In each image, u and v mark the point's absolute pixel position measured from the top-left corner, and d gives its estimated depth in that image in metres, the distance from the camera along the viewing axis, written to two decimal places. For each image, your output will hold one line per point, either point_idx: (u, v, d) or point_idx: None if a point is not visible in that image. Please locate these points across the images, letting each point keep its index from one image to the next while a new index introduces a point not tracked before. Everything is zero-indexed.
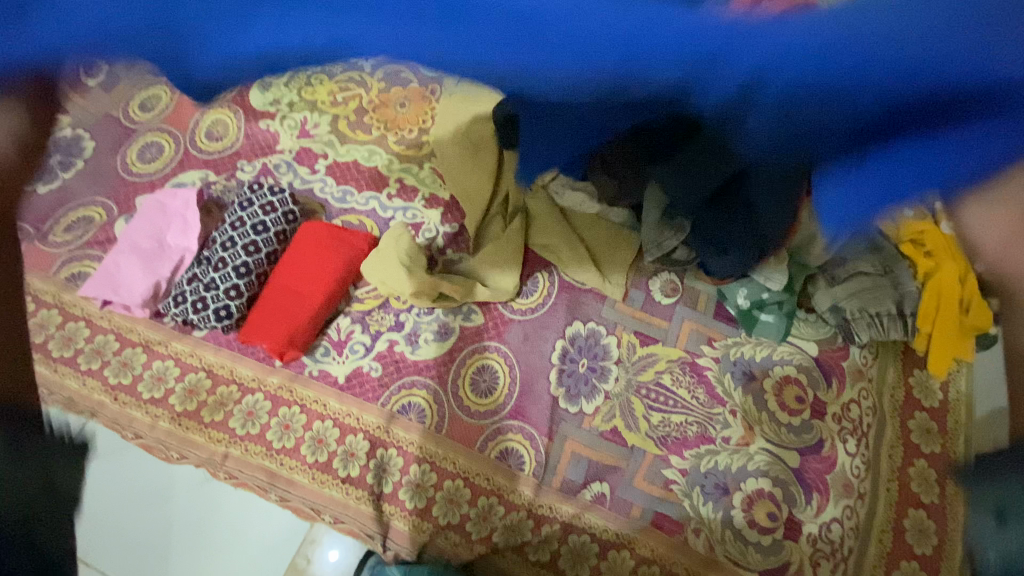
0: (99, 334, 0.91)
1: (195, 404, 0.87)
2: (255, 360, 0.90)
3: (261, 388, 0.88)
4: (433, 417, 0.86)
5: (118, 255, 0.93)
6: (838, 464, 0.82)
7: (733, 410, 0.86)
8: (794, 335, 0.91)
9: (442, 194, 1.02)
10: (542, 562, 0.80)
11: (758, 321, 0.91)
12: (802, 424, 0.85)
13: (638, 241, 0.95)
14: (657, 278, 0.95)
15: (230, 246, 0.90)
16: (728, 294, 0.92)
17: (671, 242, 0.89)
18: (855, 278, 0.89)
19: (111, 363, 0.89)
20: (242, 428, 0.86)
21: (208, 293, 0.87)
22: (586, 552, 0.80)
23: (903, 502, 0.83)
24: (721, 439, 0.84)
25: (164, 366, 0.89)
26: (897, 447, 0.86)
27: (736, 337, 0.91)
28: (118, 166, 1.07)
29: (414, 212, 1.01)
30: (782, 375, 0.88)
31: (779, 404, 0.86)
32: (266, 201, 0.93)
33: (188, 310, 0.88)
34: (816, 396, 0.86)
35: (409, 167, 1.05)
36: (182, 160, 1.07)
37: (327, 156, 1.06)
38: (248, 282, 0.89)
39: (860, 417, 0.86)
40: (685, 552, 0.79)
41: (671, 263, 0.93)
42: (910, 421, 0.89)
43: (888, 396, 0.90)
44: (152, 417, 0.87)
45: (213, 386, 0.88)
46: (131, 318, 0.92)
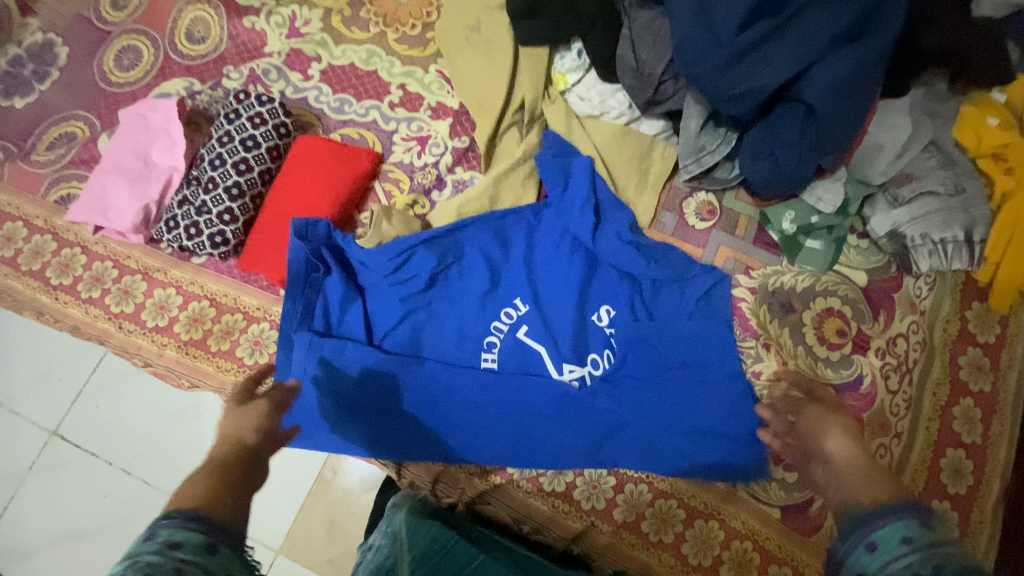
0: (96, 260, 0.87)
1: (200, 332, 0.81)
2: (259, 289, 0.83)
3: (267, 317, 0.81)
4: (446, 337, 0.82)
5: (104, 177, 0.86)
6: (876, 401, 0.77)
7: (766, 344, 0.80)
8: (841, 263, 0.83)
9: (451, 102, 0.92)
10: (573, 513, 0.75)
11: (802, 248, 0.83)
12: (841, 359, 0.79)
13: (673, 156, 0.86)
14: (694, 199, 0.87)
15: (219, 164, 0.82)
16: (771, 217, 0.84)
17: (712, 157, 0.81)
18: (920, 199, 0.80)
19: (111, 291, 0.85)
20: (250, 358, 0.80)
21: (200, 217, 0.80)
22: (641, 503, 0.75)
23: (942, 442, 0.77)
24: (751, 373, 0.79)
25: (166, 295, 0.84)
26: (942, 385, 0.79)
27: (777, 267, 0.84)
28: (97, 76, 0.98)
29: (418, 123, 0.91)
30: (824, 307, 0.81)
31: (817, 337, 0.80)
32: (254, 112, 0.84)
33: (181, 236, 0.81)
34: (860, 330, 0.80)
35: (412, 70, 0.93)
36: (163, 67, 0.97)
37: (321, 60, 0.95)
38: (242, 205, 0.81)
39: (906, 352, 0.79)
40: (716, 492, 0.74)
41: (710, 181, 0.85)
42: (962, 358, 0.81)
43: (939, 329, 0.81)
44: (159, 345, 0.82)
45: (217, 314, 0.82)
46: (126, 244, 0.87)
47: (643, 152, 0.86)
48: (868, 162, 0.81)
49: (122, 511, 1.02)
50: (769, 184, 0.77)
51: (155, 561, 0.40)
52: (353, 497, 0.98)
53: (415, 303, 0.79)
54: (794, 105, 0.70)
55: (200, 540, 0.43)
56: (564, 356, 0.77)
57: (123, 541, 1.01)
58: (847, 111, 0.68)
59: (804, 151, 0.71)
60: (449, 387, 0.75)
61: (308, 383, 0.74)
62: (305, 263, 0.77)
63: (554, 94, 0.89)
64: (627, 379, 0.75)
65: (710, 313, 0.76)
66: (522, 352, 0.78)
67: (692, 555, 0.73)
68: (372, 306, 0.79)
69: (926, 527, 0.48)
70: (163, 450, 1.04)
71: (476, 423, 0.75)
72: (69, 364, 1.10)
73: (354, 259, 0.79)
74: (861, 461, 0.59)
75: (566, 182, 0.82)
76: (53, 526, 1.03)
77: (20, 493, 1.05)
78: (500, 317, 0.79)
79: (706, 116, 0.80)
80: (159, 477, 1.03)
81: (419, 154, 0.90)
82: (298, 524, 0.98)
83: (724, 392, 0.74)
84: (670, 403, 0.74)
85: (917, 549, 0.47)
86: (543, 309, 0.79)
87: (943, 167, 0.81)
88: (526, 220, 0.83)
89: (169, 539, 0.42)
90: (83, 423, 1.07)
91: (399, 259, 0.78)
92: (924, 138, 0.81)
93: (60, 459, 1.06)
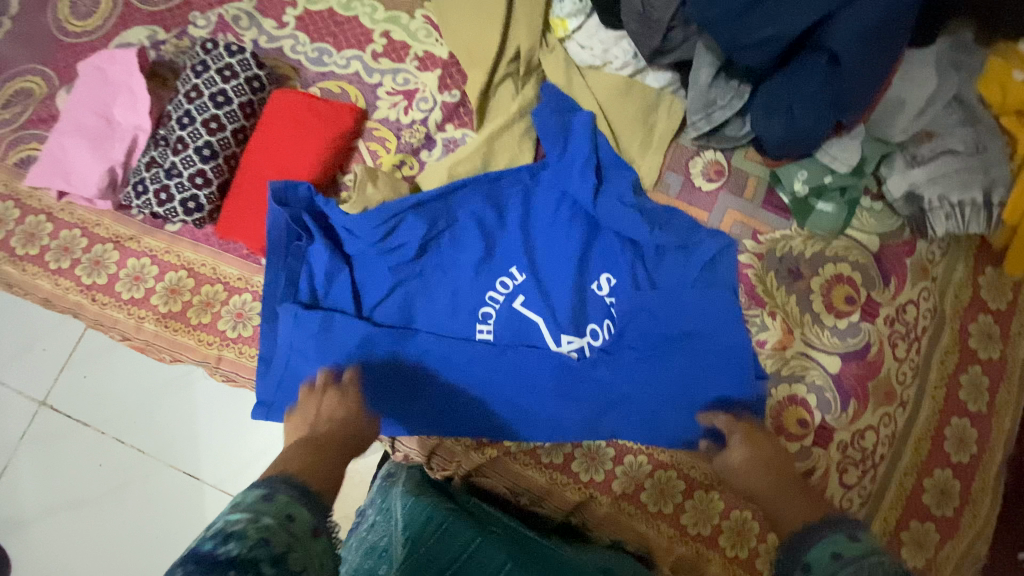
0: (65, 229, 0.82)
1: (179, 304, 0.77)
2: (238, 258, 0.78)
3: (248, 287, 0.77)
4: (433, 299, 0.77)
5: (63, 137, 0.80)
6: (882, 369, 0.75)
7: (772, 312, 0.77)
8: (853, 226, 0.79)
9: (439, 52, 0.85)
10: (570, 485, 0.74)
11: (814, 211, 0.79)
12: (848, 326, 0.76)
13: (680, 112, 0.80)
14: (701, 157, 0.82)
15: (187, 123, 0.76)
16: (782, 177, 0.79)
17: (722, 112, 0.76)
18: (940, 158, 0.76)
19: (81, 261, 0.80)
20: (233, 330, 0.76)
21: (170, 180, 0.75)
22: (639, 474, 0.73)
23: (948, 411, 0.76)
24: (755, 342, 0.77)
25: (141, 265, 0.79)
26: (951, 353, 0.77)
27: (786, 231, 0.80)
28: (50, 24, 0.89)
29: (405, 75, 0.84)
30: (833, 273, 0.77)
31: (825, 304, 0.77)
32: (223, 64, 0.78)
33: (151, 202, 0.76)
34: (869, 296, 0.77)
35: (396, 16, 0.86)
36: (122, 13, 0.88)
37: (296, 5, 0.87)
38: (215, 166, 0.76)
39: (916, 320, 0.76)
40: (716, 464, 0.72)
41: (719, 140, 0.80)
42: (972, 325, 0.78)
43: (950, 295, 0.78)
44: (136, 318, 0.78)
45: (196, 285, 0.78)
46: (95, 211, 0.82)
47: (647, 108, 0.80)
48: (888, 117, 0.76)
49: (119, 478, 1.01)
50: (783, 144, 0.72)
51: (273, 525, 0.42)
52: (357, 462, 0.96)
53: (405, 273, 0.75)
54: (817, 55, 0.64)
55: (310, 521, 0.45)
56: (563, 327, 0.74)
57: (124, 507, 1.00)
58: (869, 66, 0.63)
59: (824, 107, 0.66)
60: (443, 358, 0.72)
61: (295, 355, 0.71)
62: (286, 232, 0.73)
63: (552, 42, 0.82)
64: (628, 349, 0.72)
65: (714, 279, 0.72)
66: (519, 322, 0.74)
67: (691, 525, 0.72)
68: (360, 275, 0.75)
69: (849, 539, 0.47)
70: (153, 418, 1.01)
71: (471, 395, 0.72)
72: (50, 335, 1.06)
73: (338, 225, 0.74)
74: (791, 488, 0.59)
75: (566, 140, 0.77)
76: (50, 495, 1.01)
77: (15, 461, 1.03)
78: (496, 286, 0.75)
79: (718, 67, 0.75)
80: (154, 445, 1.01)
81: (406, 110, 0.84)
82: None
83: (729, 360, 0.70)
84: (673, 373, 0.71)
85: (847, 563, 0.45)
86: (541, 278, 0.75)
87: (965, 124, 0.76)
88: (522, 182, 0.78)
89: (286, 509, 0.44)
90: (71, 394, 1.04)
91: (387, 226, 0.73)
92: (948, 92, 0.76)
93: (52, 427, 1.03)
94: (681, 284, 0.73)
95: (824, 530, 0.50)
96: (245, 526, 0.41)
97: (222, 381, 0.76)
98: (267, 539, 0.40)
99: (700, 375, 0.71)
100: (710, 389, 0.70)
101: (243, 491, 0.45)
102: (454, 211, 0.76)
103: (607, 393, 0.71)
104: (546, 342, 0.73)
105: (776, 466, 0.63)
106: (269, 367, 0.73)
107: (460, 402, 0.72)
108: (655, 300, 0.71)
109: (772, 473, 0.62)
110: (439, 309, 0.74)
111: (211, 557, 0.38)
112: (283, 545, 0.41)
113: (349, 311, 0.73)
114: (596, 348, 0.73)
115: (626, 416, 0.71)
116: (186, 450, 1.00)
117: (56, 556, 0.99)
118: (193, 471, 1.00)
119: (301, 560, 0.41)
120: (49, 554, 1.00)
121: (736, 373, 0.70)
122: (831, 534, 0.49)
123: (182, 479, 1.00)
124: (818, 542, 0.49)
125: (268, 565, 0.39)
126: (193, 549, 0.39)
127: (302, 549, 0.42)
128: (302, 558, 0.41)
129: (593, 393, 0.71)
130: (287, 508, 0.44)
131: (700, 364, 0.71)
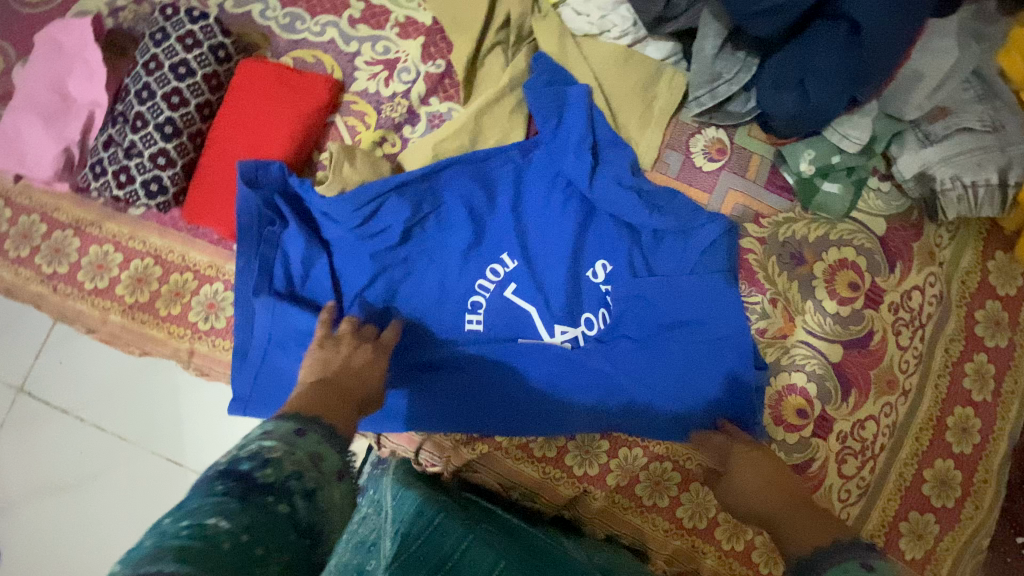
0: (22, 214, 0.76)
1: (147, 295, 0.73)
2: (208, 244, 0.73)
3: (220, 276, 0.72)
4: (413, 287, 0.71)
5: (15, 113, 0.74)
6: (885, 358, 0.72)
7: (773, 299, 0.74)
8: (859, 208, 0.75)
9: (422, 18, 0.78)
10: (562, 479, 0.71)
11: (819, 192, 0.75)
12: (852, 314, 0.73)
13: (681, 84, 0.75)
14: (702, 135, 0.77)
15: (146, 97, 0.70)
16: (788, 157, 0.75)
17: (728, 87, 0.71)
18: (954, 136, 0.71)
19: (41, 249, 0.75)
20: (205, 322, 0.71)
21: (130, 161, 0.70)
22: (635, 467, 0.71)
23: (951, 400, 0.74)
24: (754, 331, 0.74)
25: (104, 252, 0.74)
26: (956, 339, 0.75)
27: (789, 213, 0.76)
28: None
29: (385, 43, 0.78)
30: (837, 258, 0.74)
31: (829, 292, 0.73)
32: (184, 31, 0.71)
33: (110, 184, 0.70)
34: (874, 282, 0.73)
35: None
36: None
37: None
38: (179, 145, 0.70)
39: (921, 306, 0.74)
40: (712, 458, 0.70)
41: (722, 115, 0.75)
42: (978, 311, 0.76)
43: (957, 281, 0.76)
44: (101, 310, 0.73)
45: (164, 274, 0.73)
46: (54, 194, 0.76)
47: (646, 80, 0.75)
48: (902, 93, 0.71)
49: (100, 466, 0.97)
50: (792, 120, 0.68)
51: (305, 460, 0.40)
52: None
53: (388, 260, 0.70)
54: (834, 23, 0.61)
55: (336, 462, 0.43)
56: (556, 316, 0.70)
57: (108, 495, 0.96)
58: (891, 35, 0.60)
59: (838, 81, 0.62)
60: (423, 361, 0.69)
61: (272, 349, 0.67)
62: (257, 216, 0.67)
63: (545, 8, 0.76)
64: (624, 339, 0.69)
65: (718, 262, 0.68)
66: (509, 312, 0.70)
67: (688, 518, 0.70)
68: (339, 261, 0.70)
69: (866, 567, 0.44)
70: (133, 405, 0.97)
71: (452, 396, 0.69)
72: (18, 323, 1.01)
73: (315, 209, 0.69)
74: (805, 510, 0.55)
75: (561, 115, 0.72)
76: (30, 483, 0.97)
77: None
78: (486, 274, 0.71)
79: (724, 36, 0.69)
80: (135, 432, 0.97)
81: (386, 82, 0.78)
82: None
83: (724, 348, 0.67)
84: (667, 366, 0.67)
85: None
86: (533, 264, 0.71)
87: (981, 100, 0.72)
88: (513, 161, 0.73)
89: (314, 448, 0.42)
90: (46, 380, 0.99)
91: (367, 210, 0.68)
92: (967, 65, 0.71)
93: (31, 413, 0.99)
94: (681, 267, 0.68)
95: (842, 551, 0.47)
96: (282, 455, 0.39)
97: (195, 375, 0.72)
98: (299, 474, 0.39)
99: (696, 359, 0.67)
100: (705, 372, 0.67)
101: (274, 420, 0.43)
102: (439, 192, 0.71)
103: (600, 381, 0.68)
104: (539, 334, 0.70)
105: (789, 490, 0.58)
106: (246, 362, 0.68)
107: (446, 390, 0.69)
108: (653, 286, 0.68)
109: (785, 496, 0.57)
110: (423, 297, 0.70)
111: (249, 479, 0.37)
112: (314, 482, 0.39)
113: (328, 299, 0.68)
114: (590, 338, 0.70)
115: (619, 404, 0.68)
116: (168, 436, 0.96)
117: (38, 544, 0.96)
118: (177, 457, 0.96)
119: (328, 500, 0.40)
120: (31, 542, 0.96)
121: (731, 354, 0.67)
122: (847, 559, 0.46)
123: (165, 467, 0.96)
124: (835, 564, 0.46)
125: (298, 499, 0.38)
126: (230, 468, 0.37)
127: (330, 488, 0.41)
128: (330, 497, 0.40)
129: (585, 380, 0.68)
130: (315, 447, 0.42)
131: (697, 347, 0.67)
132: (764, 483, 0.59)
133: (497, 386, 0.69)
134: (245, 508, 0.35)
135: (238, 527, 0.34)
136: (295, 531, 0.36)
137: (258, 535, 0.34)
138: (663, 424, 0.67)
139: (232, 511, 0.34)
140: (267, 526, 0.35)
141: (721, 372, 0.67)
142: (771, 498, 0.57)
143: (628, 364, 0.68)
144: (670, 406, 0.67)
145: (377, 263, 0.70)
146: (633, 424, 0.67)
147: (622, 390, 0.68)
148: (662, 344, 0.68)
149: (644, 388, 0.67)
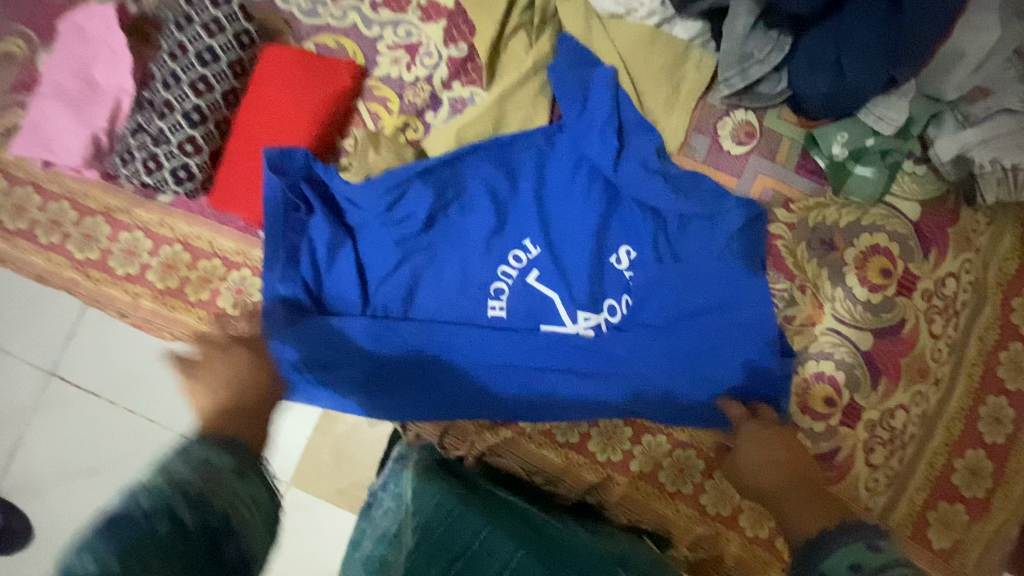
0: (52, 201, 0.77)
1: (177, 280, 0.74)
2: (235, 231, 0.74)
3: (247, 263, 0.73)
4: (435, 274, 0.71)
5: (43, 101, 0.75)
6: (917, 346, 0.71)
7: (802, 286, 0.72)
8: (893, 193, 0.73)
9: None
10: (587, 465, 0.72)
11: (852, 175, 0.73)
12: (883, 302, 0.71)
13: (710, 65, 0.74)
14: (730, 118, 0.75)
15: (173, 84, 0.70)
16: (820, 139, 0.73)
17: (759, 67, 0.70)
18: (995, 119, 0.69)
19: (72, 236, 0.76)
20: (234, 308, 0.73)
21: (158, 148, 0.70)
22: (658, 454, 0.71)
23: (984, 389, 0.72)
24: (782, 318, 0.72)
25: (134, 238, 0.75)
26: (992, 328, 0.73)
27: (820, 198, 0.74)
28: None
29: (407, 27, 0.77)
30: (869, 244, 0.72)
31: (860, 280, 0.72)
32: (208, 17, 0.71)
33: (139, 170, 0.71)
34: (907, 269, 0.71)
35: None
36: None
37: None
38: (205, 132, 0.71)
39: (955, 294, 0.72)
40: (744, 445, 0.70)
41: (751, 98, 0.73)
42: (1015, 299, 0.73)
43: (994, 267, 0.73)
44: (132, 295, 0.74)
45: (193, 260, 0.74)
46: (84, 182, 0.77)
47: (672, 62, 0.73)
48: (941, 75, 0.69)
49: (132, 448, 1.00)
50: (826, 102, 0.66)
51: (189, 474, 0.38)
52: (362, 430, 0.91)
53: (411, 246, 0.70)
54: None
55: (232, 463, 0.41)
56: (579, 303, 0.69)
57: None
58: (937, 11, 0.58)
59: (876, 58, 0.62)
60: (412, 359, 0.68)
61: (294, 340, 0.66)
62: (283, 202, 0.67)
63: None
64: (642, 325, 0.68)
65: (744, 249, 0.66)
66: (532, 298, 0.70)
67: (711, 505, 0.70)
68: (364, 248, 0.70)
69: (872, 548, 0.43)
70: (162, 389, 1.00)
71: (446, 392, 0.68)
72: (50, 309, 1.03)
73: (340, 196, 0.69)
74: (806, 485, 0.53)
75: (584, 96, 0.71)
76: (67, 462, 1.01)
77: (31, 428, 1.02)
78: (509, 261, 0.71)
79: (758, 15, 0.68)
80: (163, 415, 1.00)
81: (409, 67, 0.77)
82: (307, 453, 0.91)
83: (749, 337, 0.65)
84: (687, 351, 0.66)
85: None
86: (555, 251, 0.71)
87: None
88: (536, 147, 0.72)
89: (202, 456, 0.40)
90: (79, 364, 1.02)
91: (391, 196, 0.68)
92: (1010, 42, 0.67)
93: (64, 397, 1.02)
94: (705, 254, 0.67)
95: (845, 532, 0.45)
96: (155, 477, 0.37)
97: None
98: (183, 488, 0.37)
99: (718, 347, 0.66)
100: (729, 358, 0.65)
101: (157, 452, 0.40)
102: (460, 178, 0.71)
103: (616, 368, 0.67)
104: (562, 322, 0.69)
105: (791, 467, 0.55)
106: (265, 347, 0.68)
107: (460, 374, 0.68)
108: (677, 274, 0.66)
109: (787, 474, 0.55)
110: (445, 283, 0.70)
111: (118, 515, 0.35)
112: (199, 488, 0.38)
113: (354, 287, 0.69)
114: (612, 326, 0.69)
115: (636, 391, 0.67)
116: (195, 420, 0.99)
117: (75, 522, 0.99)
118: None
119: (224, 499, 0.39)
120: (68, 520, 1.00)
121: (755, 345, 0.65)
122: (848, 540, 0.44)
123: None
124: (835, 549, 0.44)
125: (182, 509, 0.36)
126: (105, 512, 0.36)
127: (228, 488, 0.40)
128: (224, 496, 0.39)
129: (602, 365, 0.68)
130: (205, 454, 0.40)
131: (719, 334, 0.66)
132: (762, 450, 0.58)
133: (512, 371, 0.68)
134: (112, 540, 0.34)
135: (101, 560, 0.33)
136: (185, 541, 0.36)
137: (128, 558, 0.33)
138: (681, 411, 0.66)
139: (96, 544, 0.33)
140: (142, 546, 0.34)
141: (738, 362, 0.65)
142: (772, 473, 0.56)
143: (647, 350, 0.67)
144: (689, 393, 0.66)
145: (398, 250, 0.70)
146: (651, 411, 0.67)
147: (640, 376, 0.67)
148: (684, 331, 0.66)
149: (662, 374, 0.67)
